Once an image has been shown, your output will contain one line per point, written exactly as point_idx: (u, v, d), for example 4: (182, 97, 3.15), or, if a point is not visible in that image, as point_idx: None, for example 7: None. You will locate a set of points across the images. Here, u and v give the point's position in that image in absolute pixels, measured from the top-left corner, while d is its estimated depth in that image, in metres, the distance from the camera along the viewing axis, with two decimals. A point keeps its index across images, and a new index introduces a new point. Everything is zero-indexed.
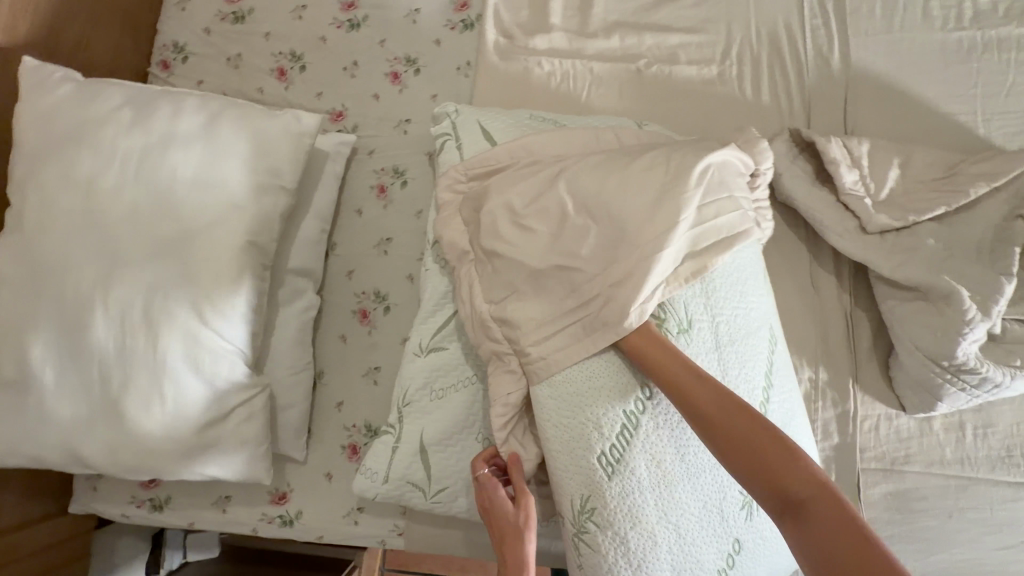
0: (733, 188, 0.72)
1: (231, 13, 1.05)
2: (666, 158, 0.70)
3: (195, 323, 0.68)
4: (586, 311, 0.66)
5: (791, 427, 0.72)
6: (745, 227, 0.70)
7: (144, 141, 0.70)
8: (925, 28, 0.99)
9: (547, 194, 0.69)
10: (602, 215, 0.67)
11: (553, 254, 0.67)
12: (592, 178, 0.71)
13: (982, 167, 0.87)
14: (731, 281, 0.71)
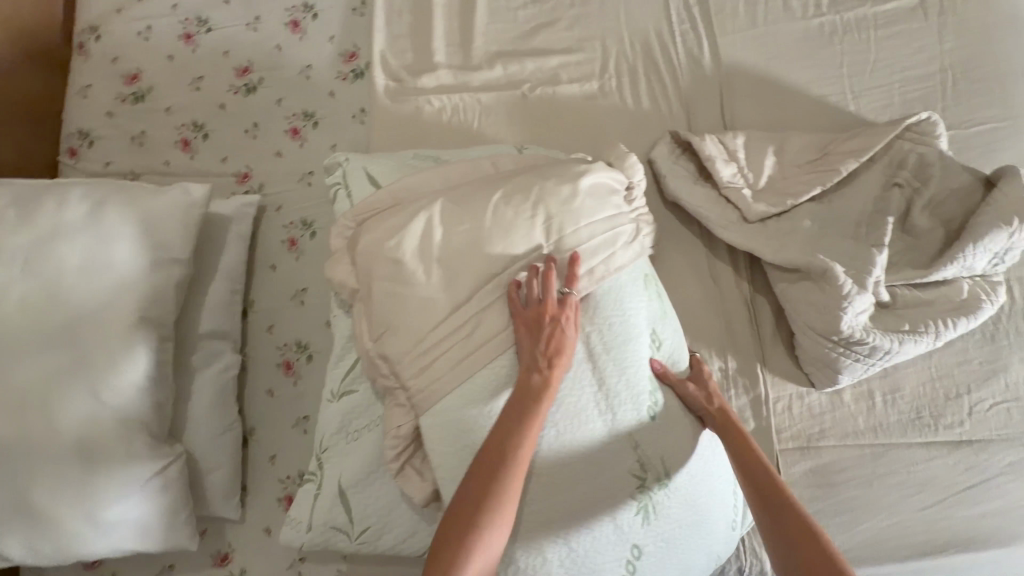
0: (607, 204, 0.75)
1: (131, 93, 1.09)
2: (531, 184, 0.72)
3: (94, 406, 0.71)
4: (453, 338, 0.67)
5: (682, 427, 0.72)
6: (616, 243, 0.73)
7: (30, 238, 0.74)
8: (786, 18, 1.03)
9: (414, 229, 0.69)
10: (469, 245, 0.69)
11: (425, 289, 0.68)
12: (458, 208, 0.71)
13: (854, 143, 0.91)
14: (607, 291, 0.71)
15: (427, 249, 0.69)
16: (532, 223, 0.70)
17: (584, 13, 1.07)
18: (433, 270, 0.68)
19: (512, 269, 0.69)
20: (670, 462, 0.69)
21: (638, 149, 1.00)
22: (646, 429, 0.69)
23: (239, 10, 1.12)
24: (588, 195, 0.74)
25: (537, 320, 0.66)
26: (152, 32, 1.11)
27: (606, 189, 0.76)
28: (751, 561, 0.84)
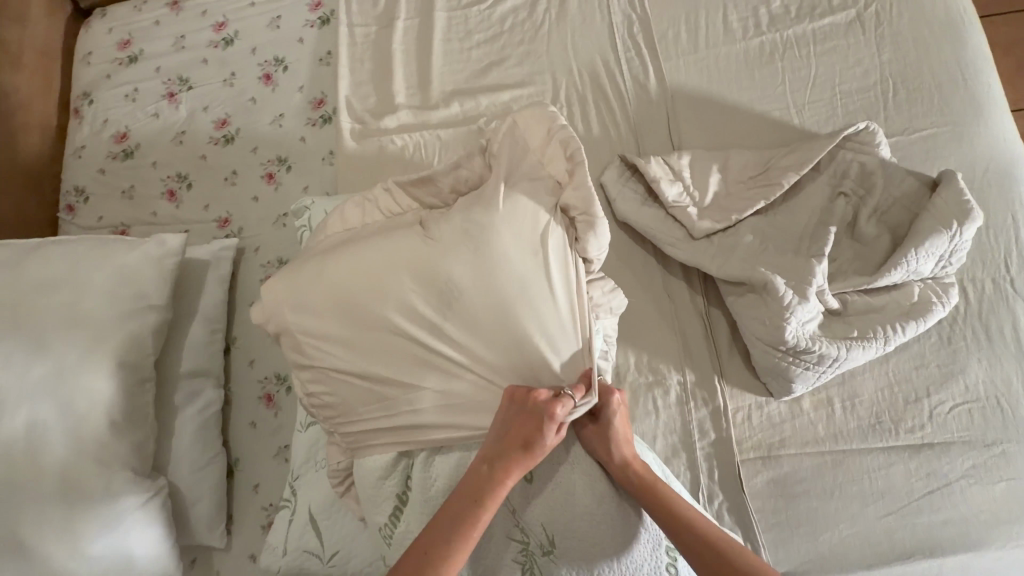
0: (528, 250, 0.73)
1: (121, 151, 1.18)
2: (440, 237, 0.75)
3: (75, 447, 0.76)
4: (365, 394, 0.76)
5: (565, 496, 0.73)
6: (524, 291, 0.71)
7: (15, 295, 0.81)
8: (727, 40, 1.07)
9: (320, 297, 0.77)
10: (371, 308, 0.75)
11: (338, 346, 0.76)
12: (386, 280, 0.75)
13: (793, 157, 0.94)
14: (509, 342, 0.71)
15: (335, 312, 0.76)
16: (457, 287, 0.72)
17: (533, 49, 1.12)
18: (359, 332, 0.75)
19: (416, 327, 0.74)
20: (551, 530, 0.73)
21: (591, 173, 1.04)
22: (523, 495, 0.74)
23: (216, 68, 1.20)
24: (515, 252, 0.72)
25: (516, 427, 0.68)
26: (139, 94, 1.20)
27: (546, 257, 0.73)
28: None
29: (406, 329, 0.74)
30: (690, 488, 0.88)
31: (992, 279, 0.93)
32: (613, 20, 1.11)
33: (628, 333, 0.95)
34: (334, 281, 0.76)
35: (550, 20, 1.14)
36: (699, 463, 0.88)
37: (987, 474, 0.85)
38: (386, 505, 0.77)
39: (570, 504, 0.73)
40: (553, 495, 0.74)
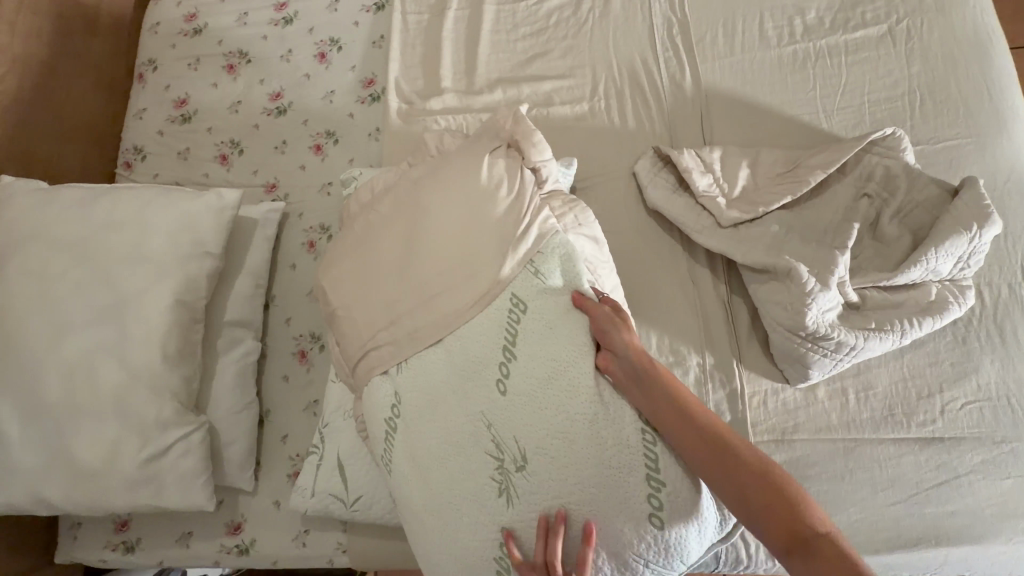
0: (488, 173, 0.83)
1: (180, 115, 1.25)
2: (418, 176, 0.87)
3: (131, 374, 0.82)
4: (353, 314, 0.82)
5: (543, 405, 0.70)
6: (488, 203, 0.80)
7: (87, 231, 0.87)
8: (762, 46, 1.13)
9: (337, 247, 0.89)
10: (364, 240, 0.85)
11: (336, 275, 0.85)
12: (377, 213, 0.87)
13: (821, 157, 0.98)
14: (477, 250, 0.77)
15: (343, 250, 0.87)
16: (431, 206, 0.82)
17: (576, 44, 1.18)
18: (354, 251, 0.86)
19: (399, 242, 0.82)
20: (523, 443, 0.69)
21: (624, 162, 1.09)
22: (499, 409, 0.71)
23: (275, 44, 1.27)
24: (474, 170, 0.83)
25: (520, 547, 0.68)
26: (201, 65, 1.28)
27: (502, 170, 0.83)
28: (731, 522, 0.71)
29: (390, 246, 0.82)
30: None
31: (1009, 285, 0.96)
32: (654, 22, 1.17)
33: (651, 312, 0.99)
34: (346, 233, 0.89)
35: (594, 18, 1.20)
36: None
37: (994, 471, 0.88)
38: (379, 428, 0.79)
39: (551, 415, 0.69)
40: (533, 403, 0.70)
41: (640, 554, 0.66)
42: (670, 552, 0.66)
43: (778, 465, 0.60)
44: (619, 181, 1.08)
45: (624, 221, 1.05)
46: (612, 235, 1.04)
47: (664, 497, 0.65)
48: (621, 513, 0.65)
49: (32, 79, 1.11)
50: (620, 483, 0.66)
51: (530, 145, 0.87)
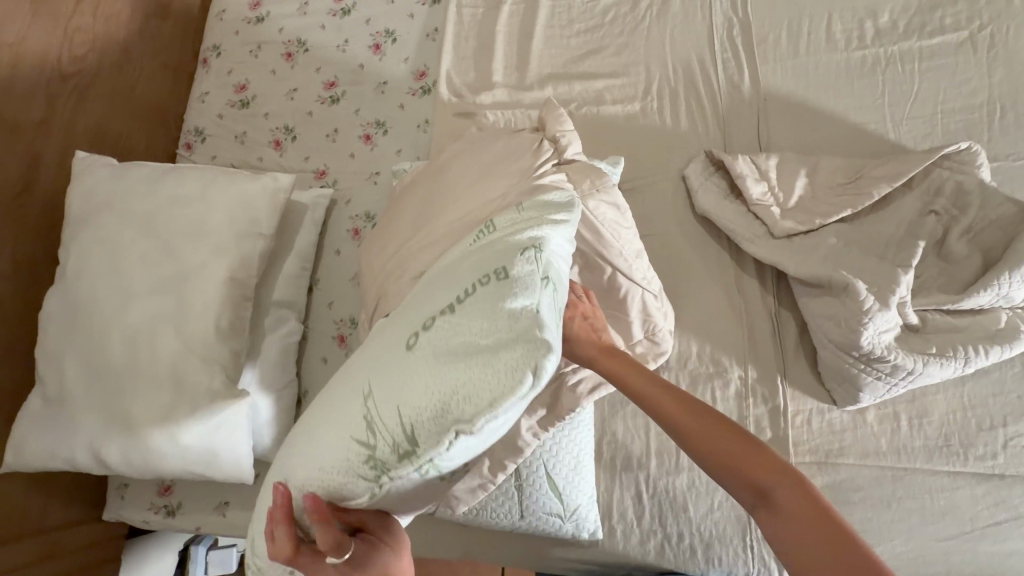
0: (511, 146, 0.91)
1: (239, 100, 1.29)
2: (450, 151, 0.96)
3: (185, 346, 0.86)
4: (375, 286, 0.88)
5: (440, 268, 0.60)
6: (506, 170, 0.87)
7: (153, 207, 0.92)
8: (829, 50, 1.08)
9: (381, 226, 0.94)
10: (399, 214, 0.92)
11: (374, 251, 0.92)
12: (414, 189, 0.94)
13: (887, 168, 0.93)
14: (484, 204, 0.82)
15: (385, 228, 0.93)
16: (456, 172, 0.90)
17: (632, 41, 1.16)
18: (390, 225, 0.92)
19: (421, 204, 0.89)
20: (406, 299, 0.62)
21: (674, 165, 1.07)
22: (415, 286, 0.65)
23: (333, 34, 1.30)
24: (500, 145, 0.92)
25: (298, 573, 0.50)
26: (261, 51, 1.32)
27: (526, 141, 0.91)
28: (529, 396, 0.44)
29: (413, 210, 0.90)
30: None
31: None
32: (714, 21, 1.14)
33: (690, 319, 0.97)
34: (393, 213, 0.94)
35: (652, 15, 1.17)
36: None
37: None
38: None
39: (438, 271, 0.60)
40: (437, 269, 0.62)
41: (370, 397, 0.48)
42: (401, 402, 0.46)
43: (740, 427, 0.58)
44: (667, 183, 1.05)
45: (670, 225, 1.03)
46: (657, 239, 1.02)
47: (438, 321, 0.49)
48: (393, 349, 0.51)
49: (110, 58, 1.16)
50: (416, 318, 0.52)
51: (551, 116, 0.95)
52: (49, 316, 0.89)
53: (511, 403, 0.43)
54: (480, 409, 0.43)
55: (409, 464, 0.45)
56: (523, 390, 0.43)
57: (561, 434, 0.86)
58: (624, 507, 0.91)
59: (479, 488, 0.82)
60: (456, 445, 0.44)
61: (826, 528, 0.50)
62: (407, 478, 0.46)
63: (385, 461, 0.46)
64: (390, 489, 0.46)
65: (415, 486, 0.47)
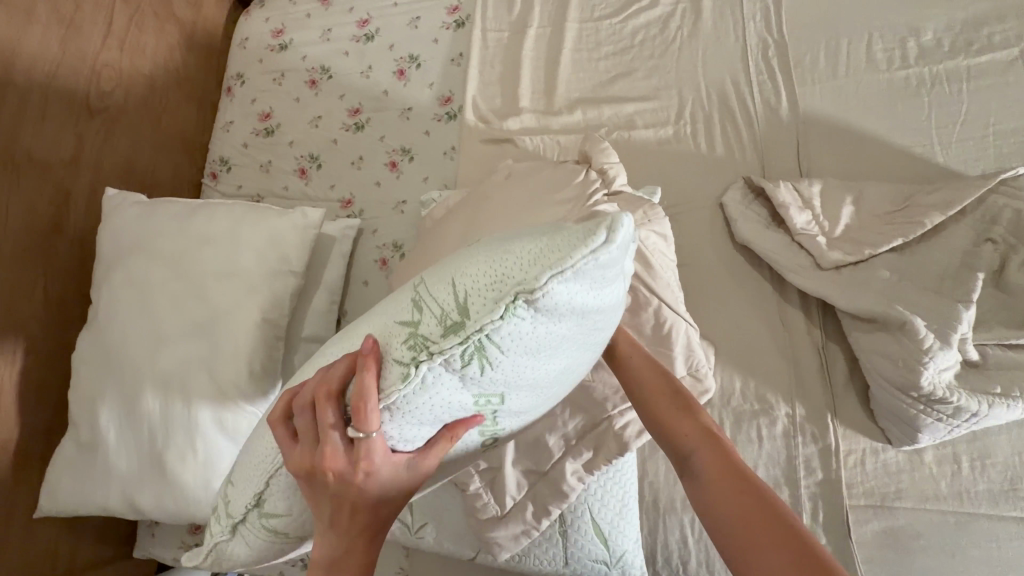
0: (559, 175, 0.91)
1: (264, 129, 1.28)
2: (488, 182, 0.95)
3: (217, 389, 0.84)
4: None
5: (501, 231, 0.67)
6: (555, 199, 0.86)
7: (184, 246, 0.90)
8: (870, 70, 1.04)
9: (415, 259, 0.92)
10: (434, 247, 0.89)
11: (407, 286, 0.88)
12: (449, 220, 0.93)
13: (940, 196, 0.88)
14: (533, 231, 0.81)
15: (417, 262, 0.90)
16: (498, 201, 0.88)
17: (662, 64, 1.13)
18: (424, 259, 0.89)
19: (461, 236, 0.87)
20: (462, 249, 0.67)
21: (710, 192, 1.03)
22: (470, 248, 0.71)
23: (356, 60, 1.29)
24: (545, 175, 0.92)
25: (287, 455, 0.51)
26: (285, 79, 1.31)
27: (573, 173, 0.91)
28: (587, 277, 0.44)
29: (451, 243, 0.87)
30: None
31: None
32: (747, 41, 1.11)
33: (733, 353, 0.93)
34: (428, 243, 0.92)
35: (683, 37, 1.14)
36: (803, 501, 0.85)
37: None
38: None
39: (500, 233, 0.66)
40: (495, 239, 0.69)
41: (427, 278, 0.50)
42: (459, 276, 0.47)
43: (689, 401, 0.63)
44: (704, 211, 1.02)
45: (709, 254, 0.99)
46: (695, 269, 0.99)
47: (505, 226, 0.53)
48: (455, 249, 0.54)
49: (136, 92, 1.16)
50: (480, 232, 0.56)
51: (599, 148, 0.97)
52: (82, 359, 0.89)
53: (569, 277, 0.44)
54: (538, 274, 0.43)
55: (457, 337, 0.46)
56: (585, 261, 0.43)
57: (605, 477, 0.83)
58: (669, 552, 0.88)
59: (523, 534, 0.81)
60: (512, 313, 0.44)
61: (742, 487, 0.53)
62: (451, 359, 0.47)
63: (435, 331, 0.47)
64: (430, 366, 0.47)
65: (452, 376, 0.48)
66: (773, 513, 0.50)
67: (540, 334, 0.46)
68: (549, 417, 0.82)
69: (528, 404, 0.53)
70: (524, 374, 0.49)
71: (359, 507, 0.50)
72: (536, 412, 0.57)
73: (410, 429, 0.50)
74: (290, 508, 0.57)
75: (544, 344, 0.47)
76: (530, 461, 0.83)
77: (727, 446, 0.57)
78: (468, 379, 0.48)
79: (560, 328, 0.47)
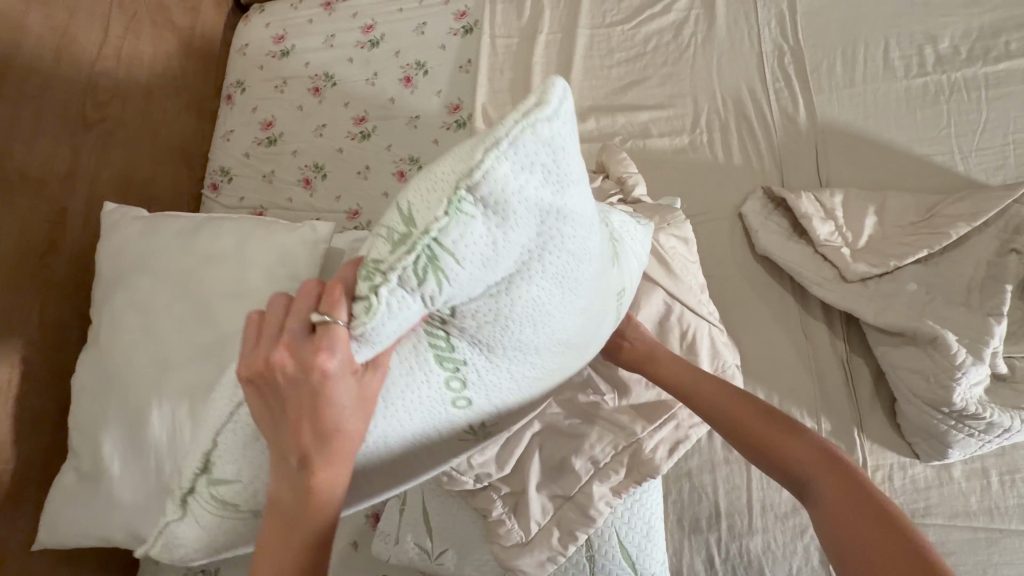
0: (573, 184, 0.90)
1: (266, 137, 1.24)
2: None
3: None
4: None
5: None
6: None
7: (189, 263, 0.87)
8: (888, 77, 1.03)
9: None
10: None
11: None
12: None
13: (964, 206, 0.87)
14: None
15: None
16: None
17: (676, 71, 1.11)
18: None
19: None
20: None
21: (729, 201, 1.02)
22: None
23: (360, 67, 1.25)
24: None
25: (238, 359, 0.46)
26: (287, 87, 1.27)
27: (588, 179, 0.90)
28: (535, 153, 0.41)
29: None
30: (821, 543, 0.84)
31: None
32: (763, 48, 1.09)
33: (756, 366, 0.91)
34: None
35: (696, 44, 1.12)
36: None
37: None
38: None
39: None
40: None
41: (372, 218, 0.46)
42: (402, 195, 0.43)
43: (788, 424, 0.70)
44: (723, 221, 1.00)
45: (729, 266, 0.98)
46: (715, 280, 0.97)
47: None
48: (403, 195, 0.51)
49: (133, 102, 1.12)
50: None
51: (617, 158, 0.95)
52: (82, 384, 0.85)
53: (512, 152, 0.40)
54: (477, 155, 0.40)
55: (404, 247, 0.40)
56: (525, 131, 0.40)
57: (633, 499, 0.81)
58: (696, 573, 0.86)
59: (548, 561, 0.78)
60: (458, 208, 0.40)
61: (862, 502, 0.60)
62: (404, 278, 0.41)
63: (381, 251, 0.41)
64: (381, 289, 0.40)
65: (411, 299, 0.42)
66: (890, 519, 0.58)
67: (496, 231, 0.42)
68: (576, 440, 0.81)
69: (491, 333, 0.48)
70: (483, 287, 0.44)
71: (320, 415, 0.45)
72: (506, 356, 0.51)
73: (369, 338, 0.42)
74: (240, 473, 0.56)
75: (502, 249, 0.42)
76: (554, 484, 0.81)
77: (839, 466, 0.64)
78: (428, 299, 0.42)
79: (516, 225, 0.42)
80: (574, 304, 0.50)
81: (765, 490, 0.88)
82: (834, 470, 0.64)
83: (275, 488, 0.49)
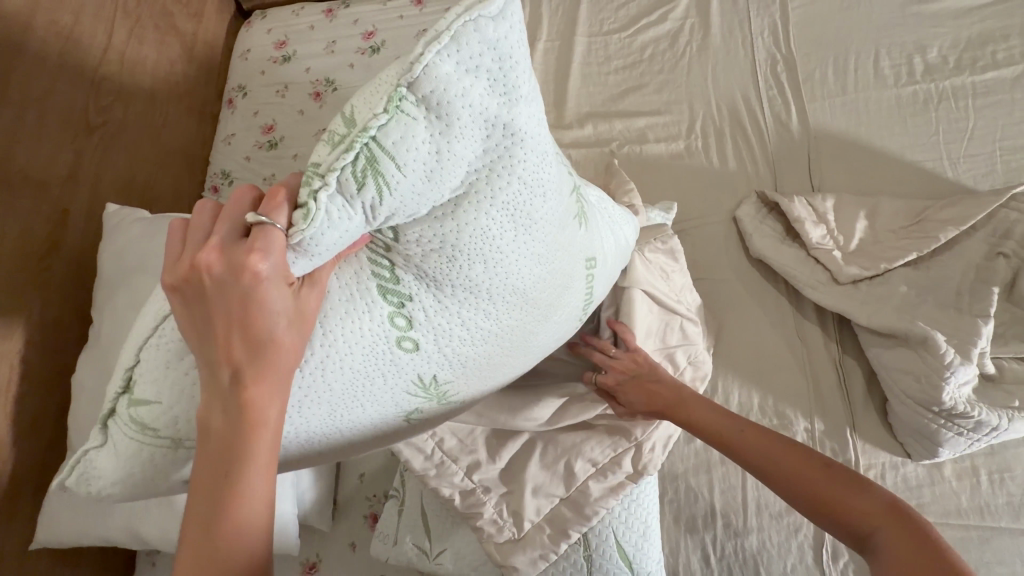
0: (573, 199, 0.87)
1: (266, 141, 1.25)
2: None
3: None
4: None
5: None
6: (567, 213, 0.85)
7: None
8: (878, 86, 1.06)
9: None
10: None
11: None
12: None
13: (954, 211, 0.89)
14: None
15: None
16: None
17: (673, 78, 1.14)
18: None
19: None
20: None
21: (723, 206, 1.04)
22: None
23: (361, 73, 1.26)
24: None
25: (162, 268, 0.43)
26: (288, 91, 1.28)
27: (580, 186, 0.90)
28: (477, 55, 0.43)
29: None
30: (814, 542, 0.85)
31: None
32: (756, 57, 1.12)
33: (750, 368, 0.93)
34: None
35: (692, 52, 1.15)
36: None
37: None
38: None
39: None
40: None
41: None
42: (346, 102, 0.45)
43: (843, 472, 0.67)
44: (718, 225, 1.02)
45: (724, 269, 0.99)
46: (709, 282, 0.99)
47: None
48: None
49: (136, 106, 1.13)
50: None
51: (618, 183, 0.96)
52: (83, 384, 0.85)
53: (453, 48, 0.42)
54: (419, 53, 0.42)
55: (344, 147, 0.42)
56: (467, 27, 0.42)
57: (629, 498, 0.82)
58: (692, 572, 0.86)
59: (541, 558, 0.79)
60: (399, 110, 0.42)
61: (926, 552, 0.57)
62: (343, 183, 0.42)
63: (322, 153, 0.42)
64: (319, 194, 0.42)
65: (350, 205, 0.43)
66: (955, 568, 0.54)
67: (437, 136, 0.44)
68: (574, 441, 0.82)
69: (435, 261, 0.52)
70: (424, 195, 0.47)
71: (250, 322, 0.42)
72: (450, 284, 0.54)
73: (306, 249, 0.43)
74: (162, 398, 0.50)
75: (444, 159, 0.45)
76: (551, 482, 0.81)
77: (899, 515, 0.61)
78: (368, 206, 0.44)
79: (458, 134, 0.45)
80: (518, 234, 0.54)
81: (759, 489, 0.89)
82: (900, 521, 0.60)
83: (202, 412, 0.45)
